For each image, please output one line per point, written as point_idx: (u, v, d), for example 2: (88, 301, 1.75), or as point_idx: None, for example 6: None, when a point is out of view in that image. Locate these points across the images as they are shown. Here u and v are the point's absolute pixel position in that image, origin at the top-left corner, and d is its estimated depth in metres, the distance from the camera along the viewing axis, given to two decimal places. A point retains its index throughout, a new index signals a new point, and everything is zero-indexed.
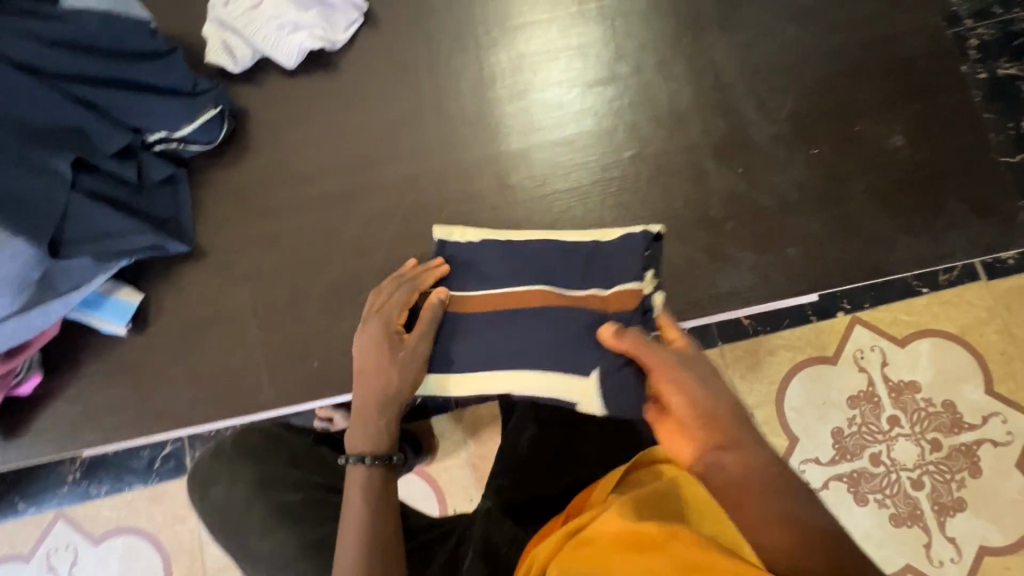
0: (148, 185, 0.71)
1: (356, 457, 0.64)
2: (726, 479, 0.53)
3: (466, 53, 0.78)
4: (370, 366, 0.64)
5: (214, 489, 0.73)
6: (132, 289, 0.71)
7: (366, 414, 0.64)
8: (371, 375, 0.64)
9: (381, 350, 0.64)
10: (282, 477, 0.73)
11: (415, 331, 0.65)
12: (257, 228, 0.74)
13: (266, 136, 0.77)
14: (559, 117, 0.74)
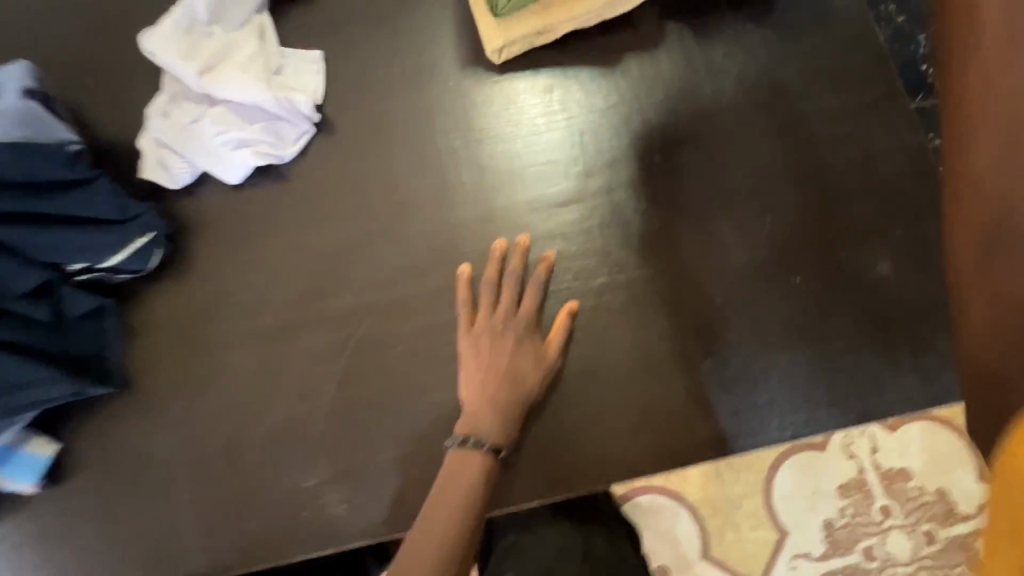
0: (70, 322, 0.64)
1: (473, 439, 0.59)
2: (981, 98, 0.37)
3: (426, 168, 0.73)
4: (502, 352, 0.63)
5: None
6: (46, 439, 0.64)
7: (484, 399, 0.61)
8: (511, 368, 0.62)
9: (525, 349, 0.63)
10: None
11: (555, 334, 0.65)
12: (192, 364, 0.67)
13: (204, 258, 0.71)
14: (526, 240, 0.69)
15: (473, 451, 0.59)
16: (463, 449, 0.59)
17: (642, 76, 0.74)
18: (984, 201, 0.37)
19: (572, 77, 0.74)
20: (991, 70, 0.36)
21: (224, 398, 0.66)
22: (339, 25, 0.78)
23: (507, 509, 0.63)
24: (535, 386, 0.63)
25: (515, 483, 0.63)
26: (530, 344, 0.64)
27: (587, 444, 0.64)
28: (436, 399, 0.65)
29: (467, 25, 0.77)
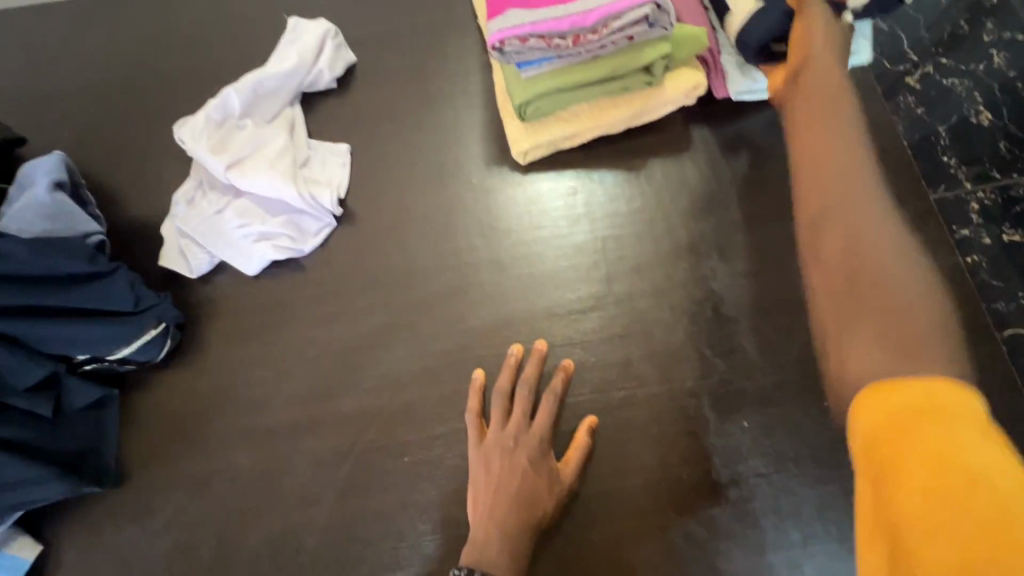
0: (69, 415, 0.62)
1: (479, 575, 0.55)
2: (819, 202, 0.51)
3: (446, 264, 0.72)
4: (510, 479, 0.59)
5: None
6: (29, 539, 0.60)
7: (492, 526, 0.57)
8: (519, 496, 0.58)
9: (537, 472, 0.59)
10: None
11: (569, 457, 0.61)
12: (191, 462, 0.65)
13: (214, 348, 0.69)
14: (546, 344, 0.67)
15: None
16: None
17: (666, 181, 0.73)
18: (828, 271, 0.49)
19: (596, 179, 0.74)
20: (810, 178, 0.53)
21: (219, 501, 0.63)
22: (368, 119, 0.79)
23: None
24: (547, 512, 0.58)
25: None
26: (543, 464, 0.60)
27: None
28: (441, 517, 0.61)
29: (493, 124, 0.78)
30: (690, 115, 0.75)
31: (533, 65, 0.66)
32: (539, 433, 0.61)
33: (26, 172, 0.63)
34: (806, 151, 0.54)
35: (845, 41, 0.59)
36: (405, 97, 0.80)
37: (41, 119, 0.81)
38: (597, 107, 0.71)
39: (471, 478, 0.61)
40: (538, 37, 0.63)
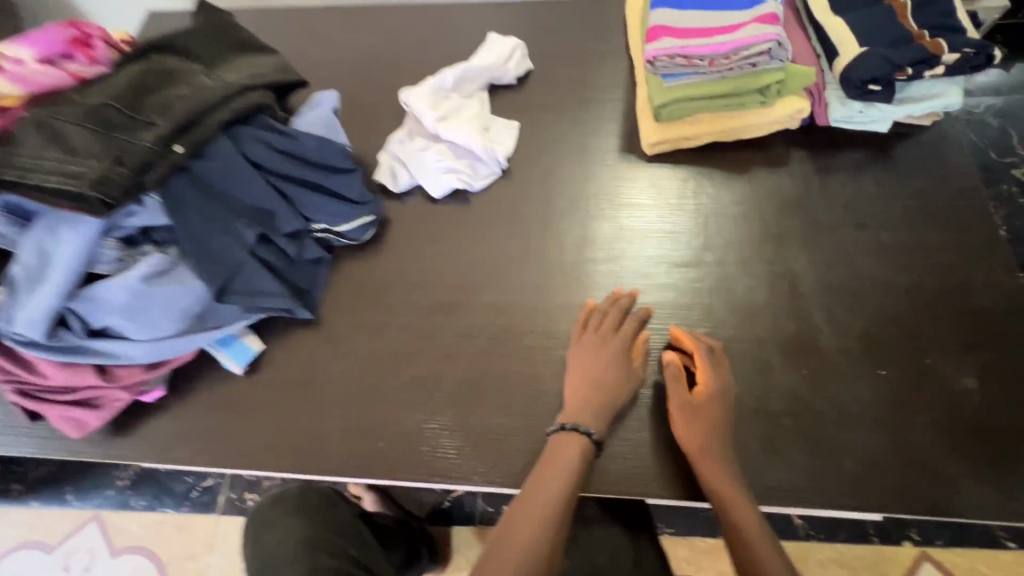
0: (300, 261, 0.88)
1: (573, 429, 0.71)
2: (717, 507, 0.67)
3: (577, 216, 0.93)
4: (599, 366, 0.75)
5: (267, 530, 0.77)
6: (256, 337, 0.85)
7: (581, 398, 0.74)
8: (604, 379, 0.75)
9: (621, 368, 0.76)
10: (322, 534, 0.76)
11: (640, 360, 0.78)
12: (369, 314, 0.88)
13: (397, 242, 0.94)
14: (645, 283, 0.85)
15: (574, 435, 0.71)
16: (563, 433, 0.71)
17: (764, 184, 0.91)
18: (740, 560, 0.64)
19: (706, 174, 0.94)
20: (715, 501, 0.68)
21: (385, 343, 0.85)
22: (534, 108, 1.05)
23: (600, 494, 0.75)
24: (628, 394, 0.75)
25: (606, 471, 0.75)
26: (625, 363, 0.76)
27: (663, 458, 0.75)
28: (546, 388, 0.79)
29: (630, 125, 1.01)
30: (792, 138, 0.94)
31: (674, 77, 0.88)
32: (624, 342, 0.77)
33: (316, 99, 0.92)
34: (700, 461, 0.70)
35: (718, 398, 0.73)
36: (566, 97, 1.06)
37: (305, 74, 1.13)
38: (718, 118, 0.91)
39: (567, 367, 0.78)
40: (682, 57, 0.86)
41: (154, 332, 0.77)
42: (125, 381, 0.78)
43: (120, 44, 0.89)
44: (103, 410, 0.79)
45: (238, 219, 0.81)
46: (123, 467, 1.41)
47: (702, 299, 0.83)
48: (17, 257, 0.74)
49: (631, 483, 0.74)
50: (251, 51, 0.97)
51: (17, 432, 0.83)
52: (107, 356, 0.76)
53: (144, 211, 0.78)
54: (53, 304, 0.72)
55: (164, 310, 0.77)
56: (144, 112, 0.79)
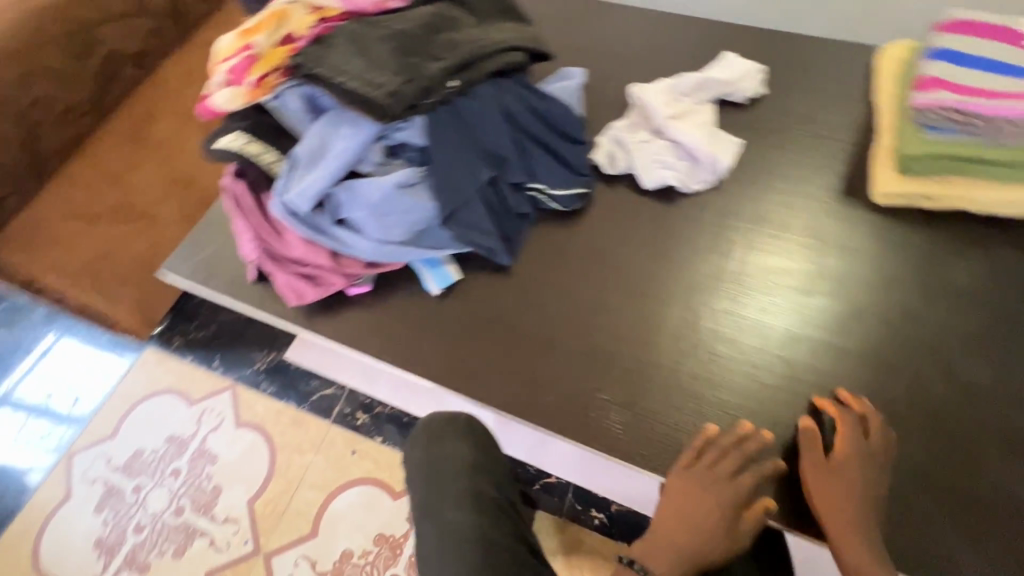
0: (511, 212, 0.93)
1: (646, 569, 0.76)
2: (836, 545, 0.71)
3: (747, 241, 0.93)
4: (693, 517, 0.75)
5: (437, 446, 0.77)
6: (456, 268, 0.92)
7: (665, 542, 0.76)
8: (697, 529, 0.75)
9: (710, 525, 0.75)
10: (489, 470, 0.78)
11: (746, 518, 0.75)
12: (561, 278, 0.92)
13: (599, 220, 0.97)
14: (792, 329, 0.85)
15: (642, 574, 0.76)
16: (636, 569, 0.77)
17: (993, 270, 0.88)
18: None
19: (930, 243, 0.91)
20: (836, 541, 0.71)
21: (572, 310, 0.90)
22: (757, 132, 1.05)
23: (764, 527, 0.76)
24: (716, 548, 0.75)
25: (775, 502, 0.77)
26: (716, 522, 0.75)
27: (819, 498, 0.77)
28: (725, 399, 0.81)
29: (858, 172, 0.99)
30: None
31: (937, 131, 0.84)
32: (724, 496, 0.75)
33: (564, 72, 0.97)
34: (824, 501, 0.73)
35: (855, 455, 0.74)
36: (794, 130, 1.05)
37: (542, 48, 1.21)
38: (968, 185, 0.87)
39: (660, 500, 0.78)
40: (956, 112, 0.81)
41: (384, 236, 0.86)
42: (346, 271, 0.88)
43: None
44: (318, 289, 0.89)
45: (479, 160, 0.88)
46: (262, 353, 1.57)
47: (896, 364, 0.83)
48: (302, 139, 0.85)
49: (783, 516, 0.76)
50: (518, 17, 1.06)
51: (245, 287, 0.95)
52: (341, 244, 0.86)
53: (408, 130, 0.87)
54: (321, 186, 0.83)
55: (397, 219, 0.85)
56: (434, 47, 0.88)
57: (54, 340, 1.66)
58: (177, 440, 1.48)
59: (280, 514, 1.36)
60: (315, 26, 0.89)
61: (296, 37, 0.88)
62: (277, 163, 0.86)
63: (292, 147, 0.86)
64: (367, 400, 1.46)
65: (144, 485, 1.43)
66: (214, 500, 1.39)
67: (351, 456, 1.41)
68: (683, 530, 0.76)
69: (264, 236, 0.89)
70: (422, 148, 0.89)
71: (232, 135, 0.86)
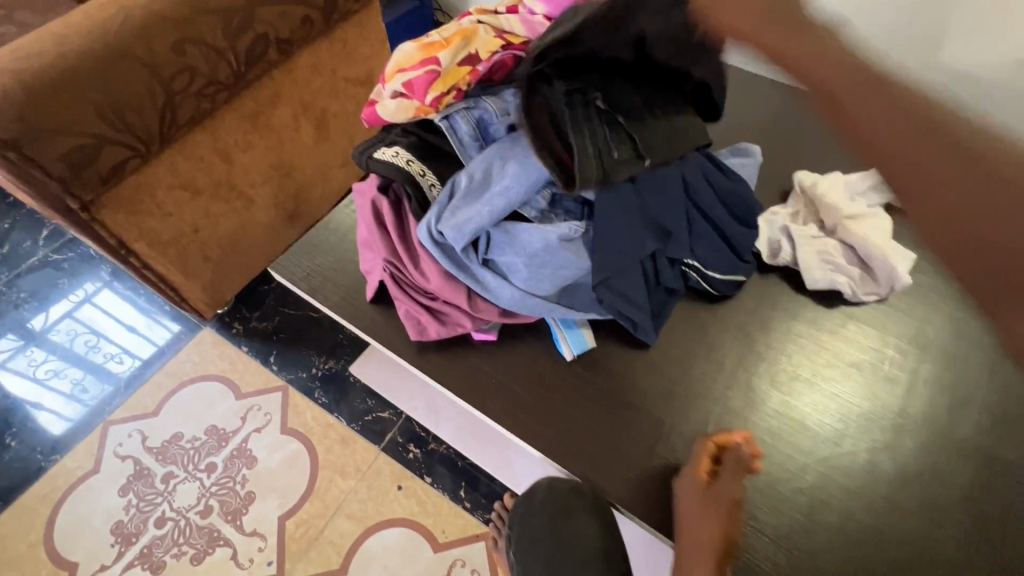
0: (659, 285, 0.86)
1: None
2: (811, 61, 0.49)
3: (849, 342, 0.85)
4: (690, 522, 0.69)
5: (566, 519, 0.82)
6: (592, 334, 0.84)
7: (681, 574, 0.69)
8: (693, 529, 0.69)
9: (699, 520, 0.69)
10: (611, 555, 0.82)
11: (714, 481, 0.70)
12: (703, 371, 0.84)
13: (748, 313, 0.89)
14: (882, 445, 0.77)
15: None
16: None
17: None
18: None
19: None
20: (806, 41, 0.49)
21: (711, 409, 0.81)
22: (928, 248, 0.95)
23: None
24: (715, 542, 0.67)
25: None
26: (700, 511, 0.69)
27: None
28: (888, 557, 0.70)
29: None
30: None
31: None
32: (695, 482, 0.71)
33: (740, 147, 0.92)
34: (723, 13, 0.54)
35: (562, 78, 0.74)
36: None
37: None
38: None
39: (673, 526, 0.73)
40: None
41: (530, 287, 0.78)
42: (480, 316, 0.80)
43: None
44: (443, 327, 0.82)
45: (646, 231, 0.81)
46: (321, 358, 1.49)
47: None
48: (467, 167, 0.79)
49: None
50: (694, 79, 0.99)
51: (360, 306, 0.88)
52: (483, 287, 0.78)
53: None
54: (480, 223, 0.75)
55: (550, 273, 0.78)
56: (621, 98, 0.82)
57: (114, 299, 1.60)
58: (218, 433, 1.40)
59: (311, 540, 1.26)
60: (498, 51, 0.82)
61: (478, 58, 0.81)
62: (434, 187, 0.80)
63: (453, 174, 0.80)
64: (421, 432, 1.37)
65: (174, 474, 1.34)
66: (245, 507, 1.30)
67: (396, 492, 1.30)
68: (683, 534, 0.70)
69: (399, 260, 0.81)
70: (585, 201, 0.82)
71: (395, 149, 0.80)
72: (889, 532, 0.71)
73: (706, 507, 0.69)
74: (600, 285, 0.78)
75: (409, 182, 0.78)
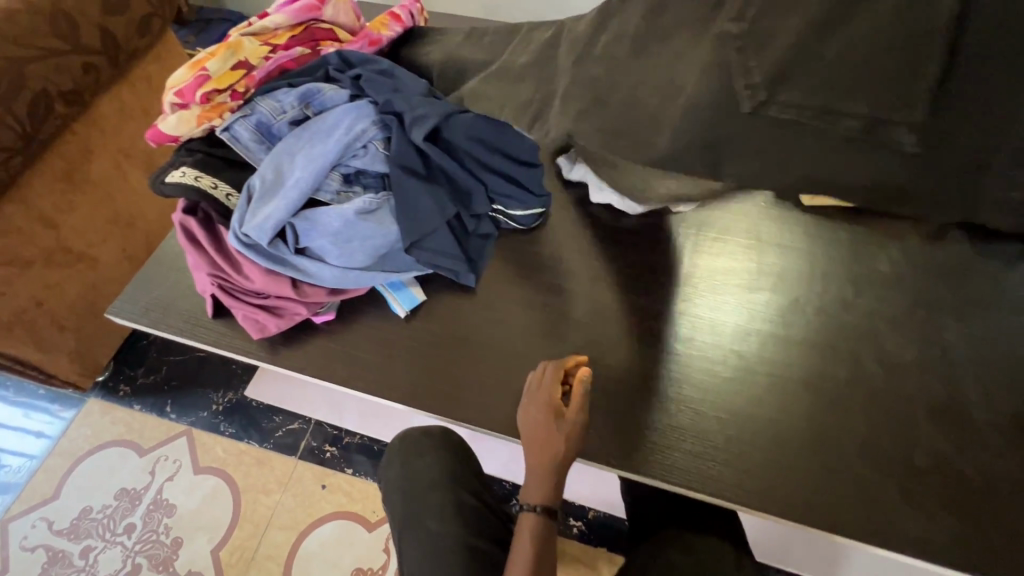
0: (473, 234, 0.97)
1: (528, 506, 0.74)
2: None
3: (650, 245, 1.00)
4: (539, 430, 0.77)
5: (417, 458, 0.78)
6: (421, 289, 0.94)
7: (535, 477, 0.75)
8: (540, 435, 0.77)
9: (548, 428, 0.77)
10: (470, 480, 0.78)
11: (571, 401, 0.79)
12: (526, 294, 0.96)
13: (556, 235, 1.01)
14: (687, 322, 0.91)
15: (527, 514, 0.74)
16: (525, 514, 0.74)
17: (918, 253, 0.94)
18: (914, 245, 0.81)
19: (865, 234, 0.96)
20: None
21: (535, 323, 0.93)
22: None
23: (630, 474, 0.82)
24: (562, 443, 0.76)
25: (736, 486, 0.79)
26: (550, 421, 0.77)
27: (773, 476, 0.80)
28: (685, 397, 0.85)
29: None
30: None
31: None
32: (544, 398, 0.79)
33: None
34: None
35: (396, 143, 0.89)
36: None
37: None
38: None
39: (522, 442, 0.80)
40: None
41: (348, 262, 0.87)
42: (310, 300, 0.87)
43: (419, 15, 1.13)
44: (281, 319, 0.89)
45: (438, 189, 0.91)
46: (218, 393, 1.50)
47: (845, 349, 0.87)
48: (259, 170, 0.85)
49: (675, 470, 0.81)
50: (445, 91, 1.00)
51: (202, 323, 0.93)
52: (303, 273, 0.86)
53: (365, 157, 0.89)
54: (280, 217, 0.82)
55: (362, 245, 0.87)
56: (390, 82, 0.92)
57: None
58: (129, 493, 1.39)
59: (248, 561, 1.30)
60: (268, 55, 0.92)
61: (250, 65, 0.90)
62: (232, 196, 0.86)
63: (248, 179, 0.86)
64: (333, 431, 1.42)
65: (93, 546, 1.33)
66: (175, 552, 1.32)
67: (321, 491, 1.36)
68: (534, 443, 0.77)
69: (221, 270, 0.87)
70: (380, 174, 0.91)
71: (183, 169, 0.85)
72: (687, 381, 0.86)
73: (556, 416, 0.77)
74: (411, 247, 0.88)
75: (205, 197, 0.84)
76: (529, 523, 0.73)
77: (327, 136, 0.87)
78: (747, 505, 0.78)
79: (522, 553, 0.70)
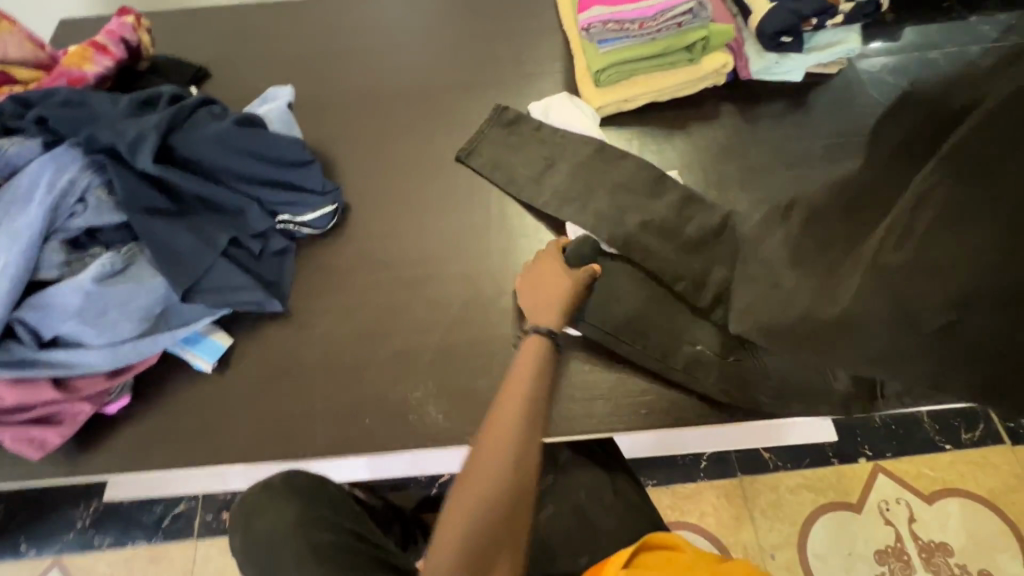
0: (266, 255, 0.86)
1: (543, 329, 0.72)
2: None
3: (459, 204, 0.95)
4: (546, 275, 0.77)
5: (259, 518, 0.73)
6: (224, 333, 0.83)
7: (540, 306, 0.75)
8: (547, 277, 0.76)
9: (560, 273, 0.76)
10: (326, 515, 0.74)
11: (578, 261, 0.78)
12: (342, 298, 0.88)
13: (359, 225, 0.93)
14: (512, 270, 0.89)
15: (540, 336, 0.71)
16: (536, 338, 0.71)
17: (700, 138, 0.99)
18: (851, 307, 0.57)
19: (649, 134, 0.99)
20: None
21: (360, 324, 0.86)
22: (480, 84, 1.06)
23: None
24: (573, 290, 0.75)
25: (595, 413, 0.79)
26: (560, 270, 0.76)
27: (630, 391, 0.80)
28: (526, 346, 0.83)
29: (572, 91, 1.05)
30: (720, 94, 1.02)
31: (608, 43, 0.94)
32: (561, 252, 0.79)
33: (271, 94, 0.94)
34: None
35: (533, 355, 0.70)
36: (508, 70, 1.08)
37: (240, 64, 1.09)
38: (648, 80, 0.97)
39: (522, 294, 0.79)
40: (613, 23, 0.92)
41: (113, 336, 0.74)
42: (87, 393, 0.74)
43: (137, 32, 0.96)
44: (63, 427, 0.74)
45: (196, 220, 0.81)
46: (79, 507, 1.30)
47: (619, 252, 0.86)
48: None
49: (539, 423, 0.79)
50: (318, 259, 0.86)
51: None
52: (64, 367, 0.73)
53: (88, 212, 0.75)
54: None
55: (123, 312, 0.75)
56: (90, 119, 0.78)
57: None
58: None
59: None
60: None
61: None
62: None
63: None
64: (226, 496, 1.30)
65: None
66: None
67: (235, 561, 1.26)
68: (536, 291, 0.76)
69: None
70: (119, 224, 0.78)
71: None
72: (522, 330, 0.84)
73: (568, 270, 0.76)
74: (186, 295, 0.78)
75: None
76: (535, 354, 0.70)
77: (26, 203, 0.72)
78: (620, 426, 0.78)
79: (531, 393, 0.66)
